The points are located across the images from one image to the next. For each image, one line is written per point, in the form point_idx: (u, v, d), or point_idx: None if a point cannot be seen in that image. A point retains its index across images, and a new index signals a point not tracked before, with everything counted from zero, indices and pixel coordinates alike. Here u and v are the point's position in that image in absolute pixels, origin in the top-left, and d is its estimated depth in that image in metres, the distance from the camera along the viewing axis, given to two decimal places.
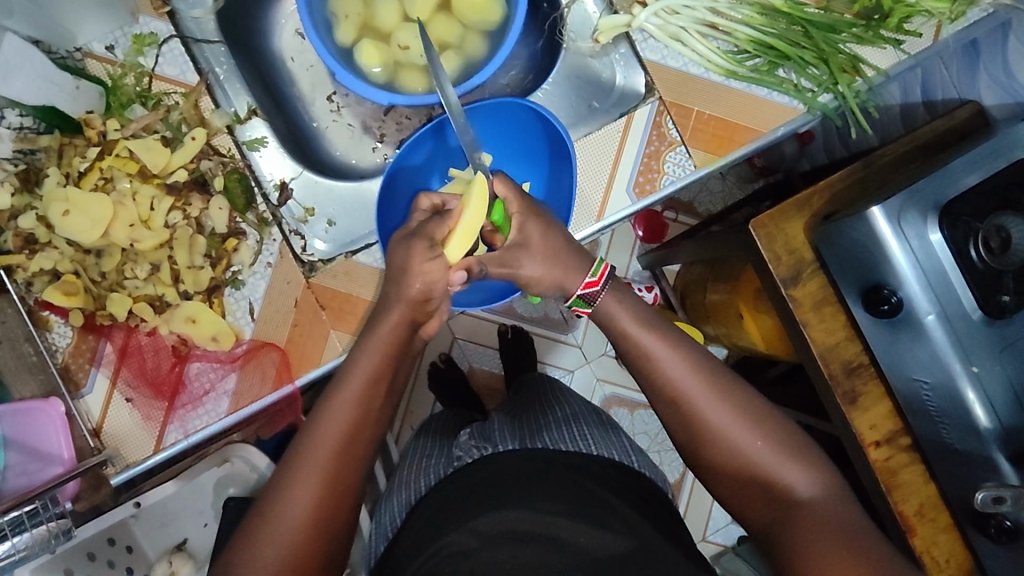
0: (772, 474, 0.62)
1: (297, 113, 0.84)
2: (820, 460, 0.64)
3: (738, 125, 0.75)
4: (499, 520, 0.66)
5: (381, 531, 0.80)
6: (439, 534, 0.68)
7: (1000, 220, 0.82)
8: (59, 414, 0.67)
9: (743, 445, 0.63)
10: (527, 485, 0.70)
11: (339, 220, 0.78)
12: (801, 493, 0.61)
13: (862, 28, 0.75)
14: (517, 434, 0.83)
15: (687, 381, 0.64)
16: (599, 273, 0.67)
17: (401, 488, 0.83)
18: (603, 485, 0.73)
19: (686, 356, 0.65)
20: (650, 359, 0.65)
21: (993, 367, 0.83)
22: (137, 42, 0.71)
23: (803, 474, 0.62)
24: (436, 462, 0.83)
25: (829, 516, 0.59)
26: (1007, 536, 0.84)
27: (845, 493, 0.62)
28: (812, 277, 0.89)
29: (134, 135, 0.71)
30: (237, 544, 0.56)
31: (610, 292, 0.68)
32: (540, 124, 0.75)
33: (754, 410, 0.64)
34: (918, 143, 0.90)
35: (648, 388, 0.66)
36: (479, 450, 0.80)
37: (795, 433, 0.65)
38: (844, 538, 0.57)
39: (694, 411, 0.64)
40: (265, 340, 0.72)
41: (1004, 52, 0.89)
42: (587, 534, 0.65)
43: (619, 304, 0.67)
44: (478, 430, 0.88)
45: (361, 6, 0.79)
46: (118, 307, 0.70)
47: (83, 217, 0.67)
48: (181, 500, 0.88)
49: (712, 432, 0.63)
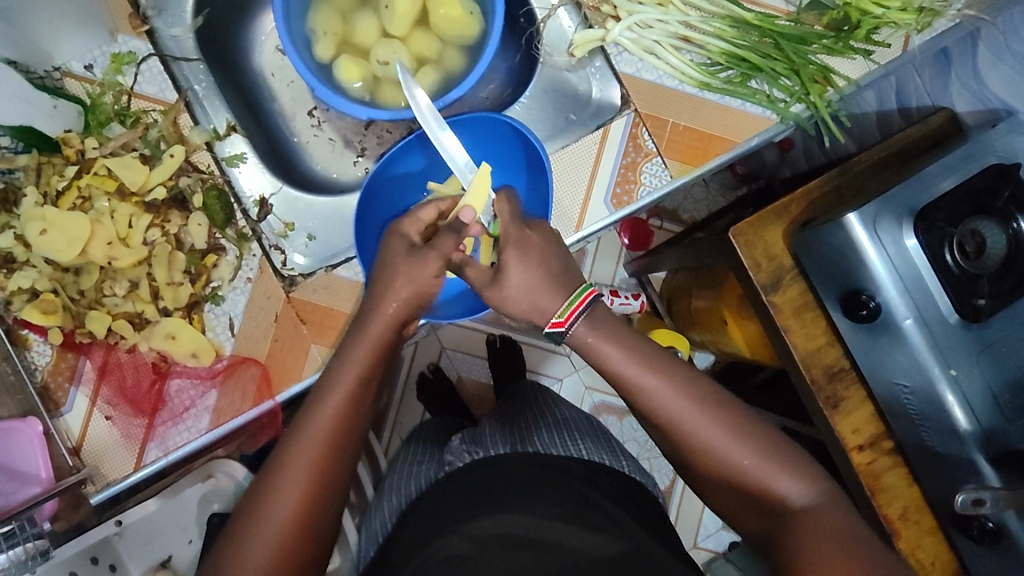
0: (766, 484, 0.62)
1: (279, 128, 0.85)
2: (813, 464, 0.64)
3: (713, 135, 0.76)
4: (489, 527, 0.66)
5: (371, 536, 0.80)
6: (432, 539, 0.68)
7: (975, 225, 0.83)
8: (36, 433, 0.66)
9: (729, 456, 0.63)
10: (513, 492, 0.71)
11: (319, 234, 0.78)
12: (791, 498, 0.61)
13: (832, 39, 0.76)
14: (508, 439, 0.83)
15: (675, 402, 0.64)
16: (567, 314, 0.65)
17: (392, 494, 0.83)
18: (594, 489, 0.73)
19: (666, 372, 0.66)
20: (633, 374, 0.65)
21: (971, 369, 0.85)
22: (115, 61, 0.71)
23: (795, 481, 0.62)
24: (426, 467, 0.84)
25: (825, 520, 0.59)
26: (990, 537, 0.85)
27: (837, 497, 0.62)
28: (792, 283, 0.90)
29: (114, 153, 0.71)
30: (222, 547, 0.56)
31: (585, 323, 0.66)
32: (517, 146, 0.77)
33: (746, 424, 0.65)
34: (893, 150, 0.91)
35: (634, 404, 0.67)
36: (471, 455, 0.81)
37: (785, 441, 0.65)
38: (838, 540, 0.57)
39: (685, 425, 0.64)
40: (245, 355, 0.72)
41: (975, 60, 0.88)
42: (582, 537, 0.64)
43: (598, 331, 0.66)
44: (470, 435, 0.88)
45: (340, 24, 0.81)
46: (97, 325, 0.70)
47: (61, 236, 0.67)
48: (165, 517, 0.87)
49: (704, 446, 0.64)
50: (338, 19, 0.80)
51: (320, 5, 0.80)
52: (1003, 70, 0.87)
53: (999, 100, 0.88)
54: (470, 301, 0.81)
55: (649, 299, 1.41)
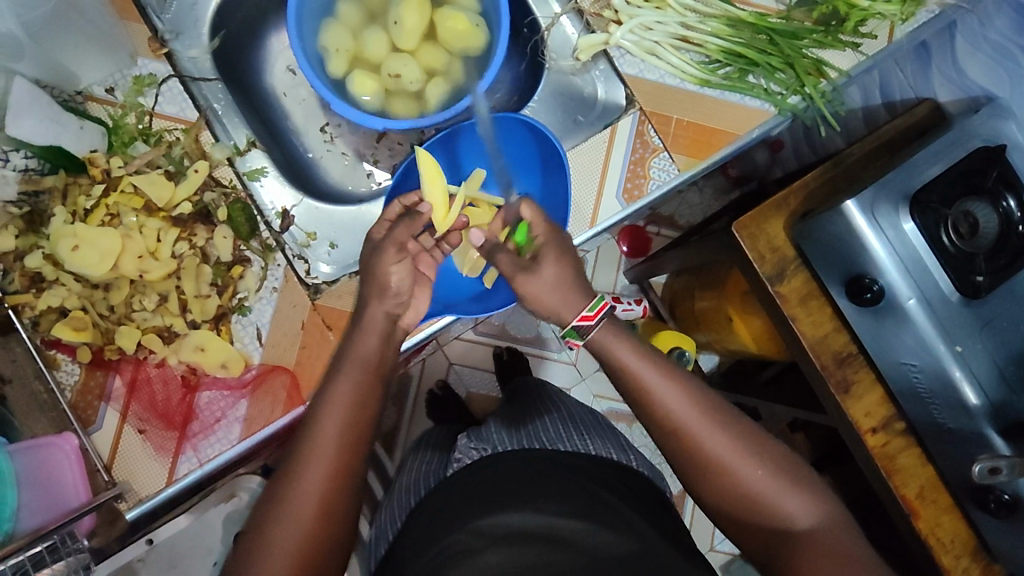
0: (772, 501, 0.64)
1: (292, 145, 0.88)
2: (808, 477, 0.67)
3: (714, 129, 0.80)
4: (498, 524, 0.68)
5: (382, 534, 0.81)
6: (442, 533, 0.69)
7: (967, 206, 0.88)
8: (73, 448, 0.65)
9: (735, 467, 0.65)
10: (528, 484, 0.72)
11: (341, 242, 0.81)
12: (795, 517, 0.64)
13: (822, 34, 0.81)
14: (514, 436, 0.82)
15: (683, 410, 0.65)
16: (597, 308, 0.67)
17: (403, 497, 0.82)
18: (604, 487, 0.74)
19: (675, 380, 0.66)
20: (637, 381, 0.66)
21: (975, 345, 0.88)
22: (137, 83, 0.73)
23: (795, 496, 0.64)
24: (434, 468, 0.82)
25: (829, 542, 0.62)
26: (1007, 510, 0.87)
27: (840, 518, 0.65)
28: (796, 274, 0.93)
29: (137, 171, 0.73)
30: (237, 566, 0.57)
31: (605, 328, 0.68)
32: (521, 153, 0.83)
33: (747, 431, 0.67)
34: (883, 140, 0.95)
35: (636, 407, 0.67)
36: (479, 451, 0.80)
37: (789, 458, 0.67)
38: (839, 561, 0.60)
39: (696, 436, 0.65)
40: (274, 364, 0.73)
41: (953, 51, 0.94)
42: (596, 535, 0.68)
43: (615, 334, 0.67)
44: (474, 434, 0.87)
45: (350, 40, 0.83)
46: (127, 339, 0.71)
47: (93, 250, 0.68)
48: (190, 540, 0.86)
49: (705, 452, 0.65)
50: (349, 35, 0.83)
51: (332, 24, 0.83)
52: (981, 59, 0.94)
53: (979, 87, 0.95)
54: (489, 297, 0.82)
55: (651, 304, 1.44)
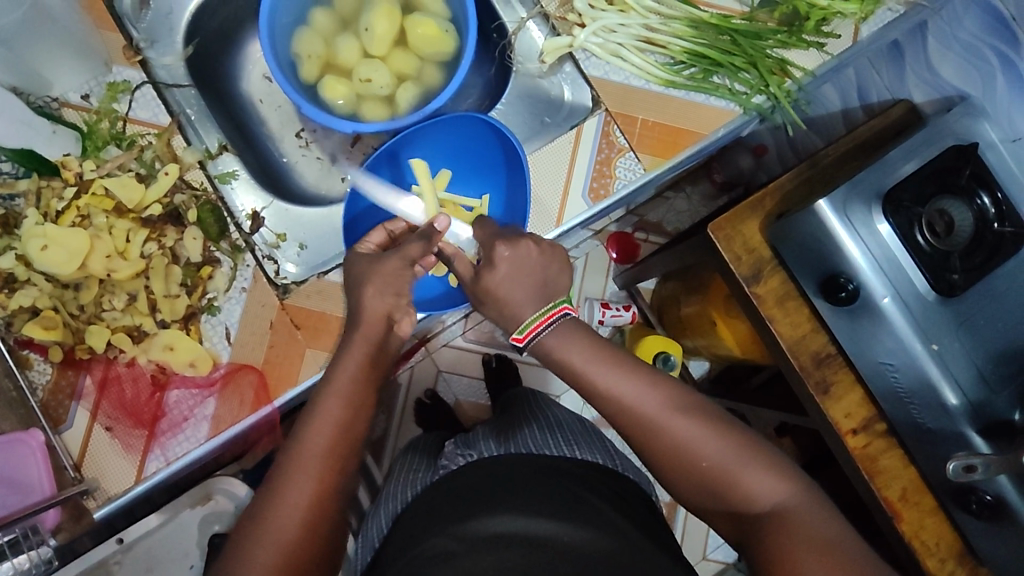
0: (747, 488, 0.63)
1: (267, 150, 0.90)
2: (781, 461, 0.65)
3: (681, 129, 0.80)
4: (484, 528, 0.67)
5: (368, 541, 0.83)
6: (423, 537, 0.69)
7: (941, 205, 0.88)
8: (39, 444, 0.67)
9: (704, 457, 0.64)
10: (506, 493, 0.72)
11: (309, 243, 0.82)
12: (763, 496, 0.63)
13: (785, 34, 0.82)
14: (499, 440, 0.86)
15: (644, 401, 0.66)
16: (525, 331, 0.68)
17: (389, 500, 0.86)
18: (592, 491, 0.75)
19: (630, 373, 0.67)
20: (590, 384, 0.66)
21: (952, 343, 0.88)
22: (110, 90, 0.75)
23: (769, 481, 0.63)
24: (423, 473, 0.86)
25: (811, 521, 0.60)
26: (989, 510, 0.86)
27: (817, 498, 0.64)
28: (773, 274, 0.92)
29: (109, 174, 0.74)
30: None
31: (553, 332, 0.68)
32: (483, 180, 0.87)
33: (713, 422, 0.66)
34: (859, 141, 0.95)
35: (598, 405, 0.68)
36: (464, 457, 0.83)
37: (755, 441, 0.66)
38: (819, 539, 0.58)
39: (651, 424, 0.65)
40: (242, 363, 0.73)
41: (925, 52, 0.94)
42: (571, 533, 0.66)
43: (572, 334, 0.68)
44: (462, 440, 0.91)
45: (323, 47, 0.85)
46: (97, 339, 0.72)
47: (61, 249, 0.69)
48: (164, 537, 0.88)
49: (672, 445, 0.65)
50: (321, 42, 0.85)
51: (303, 31, 0.85)
52: (954, 60, 0.95)
53: (953, 87, 0.95)
54: (448, 298, 0.83)
55: (640, 310, 1.42)
